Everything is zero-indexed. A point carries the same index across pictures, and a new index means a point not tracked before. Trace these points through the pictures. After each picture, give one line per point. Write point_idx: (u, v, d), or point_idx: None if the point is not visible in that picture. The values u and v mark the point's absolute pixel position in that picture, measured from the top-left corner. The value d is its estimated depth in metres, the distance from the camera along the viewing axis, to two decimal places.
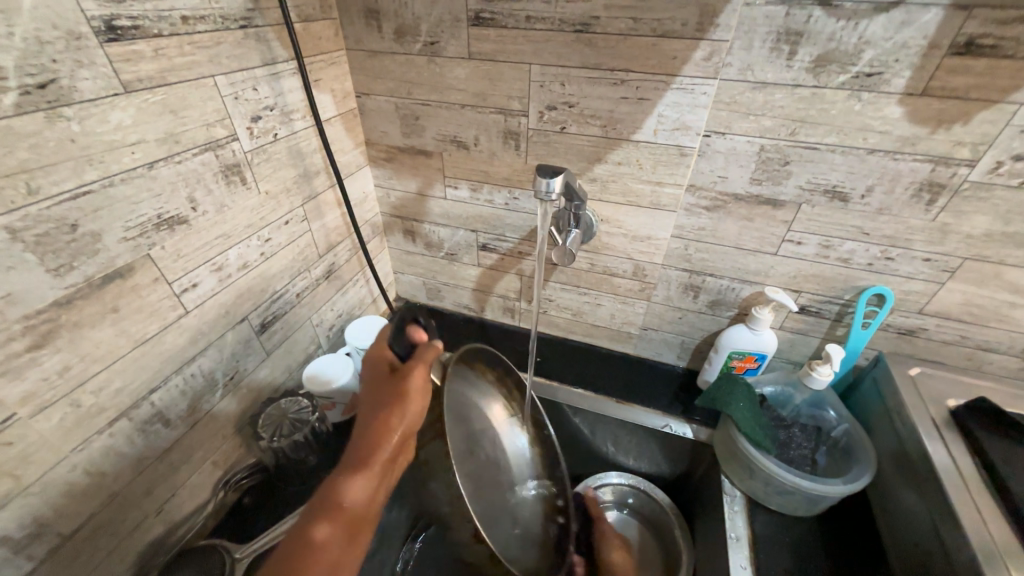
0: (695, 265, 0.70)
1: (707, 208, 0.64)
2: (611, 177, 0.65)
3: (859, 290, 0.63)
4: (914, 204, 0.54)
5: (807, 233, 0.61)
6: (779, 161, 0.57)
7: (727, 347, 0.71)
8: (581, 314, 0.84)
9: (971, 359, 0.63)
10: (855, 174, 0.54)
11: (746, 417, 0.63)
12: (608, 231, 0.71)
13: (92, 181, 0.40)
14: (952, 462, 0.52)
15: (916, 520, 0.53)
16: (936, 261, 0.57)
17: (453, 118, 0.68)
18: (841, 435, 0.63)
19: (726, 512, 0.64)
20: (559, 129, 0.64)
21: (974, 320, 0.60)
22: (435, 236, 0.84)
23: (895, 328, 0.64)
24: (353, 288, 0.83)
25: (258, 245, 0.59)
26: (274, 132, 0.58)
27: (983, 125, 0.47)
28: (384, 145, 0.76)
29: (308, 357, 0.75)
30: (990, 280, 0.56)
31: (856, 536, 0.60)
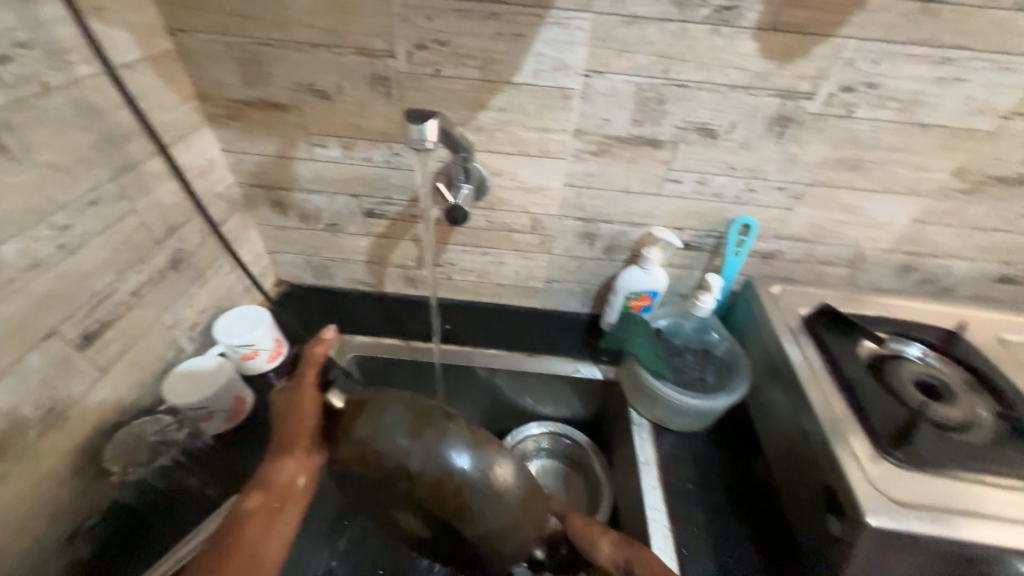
0: (588, 213, 0.70)
1: (594, 152, 0.63)
2: (496, 125, 0.61)
3: (729, 222, 0.69)
4: (769, 136, 0.59)
5: (684, 171, 0.64)
6: (656, 100, 0.57)
7: (623, 289, 0.75)
8: (486, 275, 0.81)
9: (815, 273, 0.74)
10: (720, 111, 0.57)
11: (645, 352, 0.67)
12: (501, 184, 0.68)
13: None
14: (805, 361, 0.59)
15: (780, 410, 0.60)
16: (787, 189, 0.64)
17: (305, 60, 0.58)
18: (723, 354, 0.70)
19: (636, 441, 0.68)
20: (433, 72, 0.57)
21: (816, 238, 0.69)
22: (310, 206, 0.74)
23: (759, 253, 0.72)
24: (215, 278, 0.70)
25: (51, 235, 0.45)
26: (37, 80, 0.43)
27: (819, 59, 0.52)
28: (222, 98, 0.62)
29: (165, 366, 0.62)
30: (827, 203, 0.65)
31: (742, 438, 0.68)
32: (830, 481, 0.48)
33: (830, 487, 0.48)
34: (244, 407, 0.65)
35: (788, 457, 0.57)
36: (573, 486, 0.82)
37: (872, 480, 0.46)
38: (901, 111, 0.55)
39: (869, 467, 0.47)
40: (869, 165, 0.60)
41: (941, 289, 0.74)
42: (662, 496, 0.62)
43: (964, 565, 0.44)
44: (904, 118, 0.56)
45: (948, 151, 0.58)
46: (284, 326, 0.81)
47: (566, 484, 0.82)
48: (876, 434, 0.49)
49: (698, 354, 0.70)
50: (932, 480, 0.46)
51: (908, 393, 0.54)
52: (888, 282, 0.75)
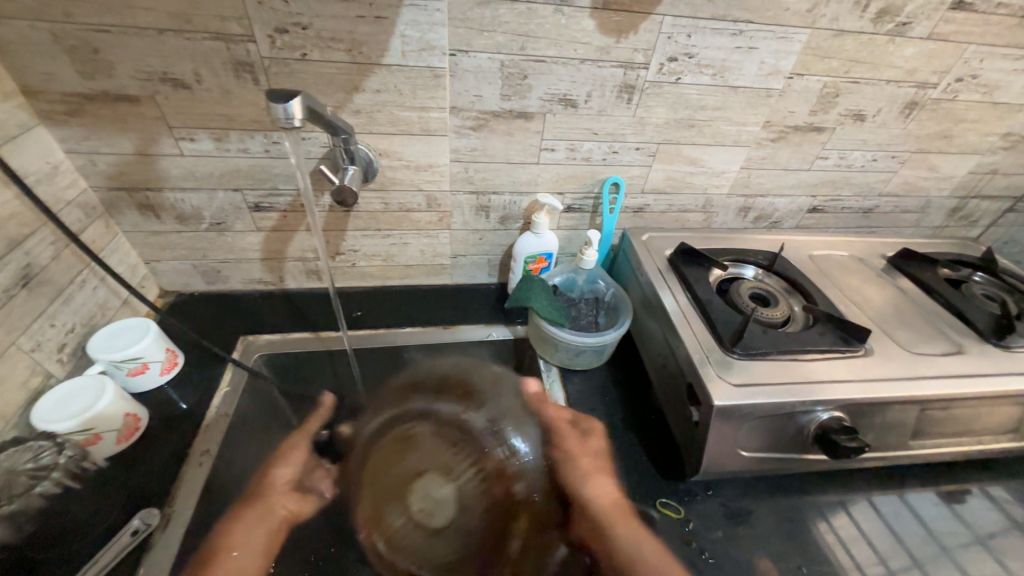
0: (478, 186, 0.75)
1: (473, 128, 0.68)
2: (375, 107, 0.63)
3: (601, 182, 0.78)
4: (620, 103, 0.68)
5: (556, 139, 0.71)
6: (519, 75, 0.63)
7: (520, 254, 0.81)
8: (391, 258, 0.83)
9: (679, 221, 0.87)
10: (576, 82, 0.65)
11: (544, 304, 0.75)
12: (390, 165, 0.70)
13: None
14: (670, 292, 0.71)
15: (655, 336, 0.71)
16: (643, 149, 0.74)
17: (153, 47, 0.54)
18: (609, 297, 0.80)
19: (546, 385, 0.76)
20: (300, 56, 0.57)
21: (673, 190, 0.81)
22: (186, 206, 0.69)
23: (630, 209, 0.83)
24: (82, 293, 0.63)
25: None
26: None
27: (646, 33, 0.61)
28: (56, 93, 0.56)
29: (31, 395, 0.56)
30: (676, 158, 0.77)
31: (630, 364, 0.78)
32: (690, 379, 0.60)
33: (690, 384, 0.60)
34: (140, 424, 0.62)
35: (662, 370, 0.68)
36: None
37: (717, 373, 0.58)
38: (716, 76, 0.67)
39: (715, 363, 0.59)
40: (702, 123, 0.73)
41: (772, 222, 0.92)
42: None
43: (785, 419, 0.57)
44: (719, 81, 0.68)
45: (756, 108, 0.72)
46: (177, 337, 0.76)
47: None
48: (720, 337, 0.62)
49: (591, 302, 0.80)
50: (759, 364, 0.59)
51: (744, 304, 0.68)
52: (734, 222, 0.90)
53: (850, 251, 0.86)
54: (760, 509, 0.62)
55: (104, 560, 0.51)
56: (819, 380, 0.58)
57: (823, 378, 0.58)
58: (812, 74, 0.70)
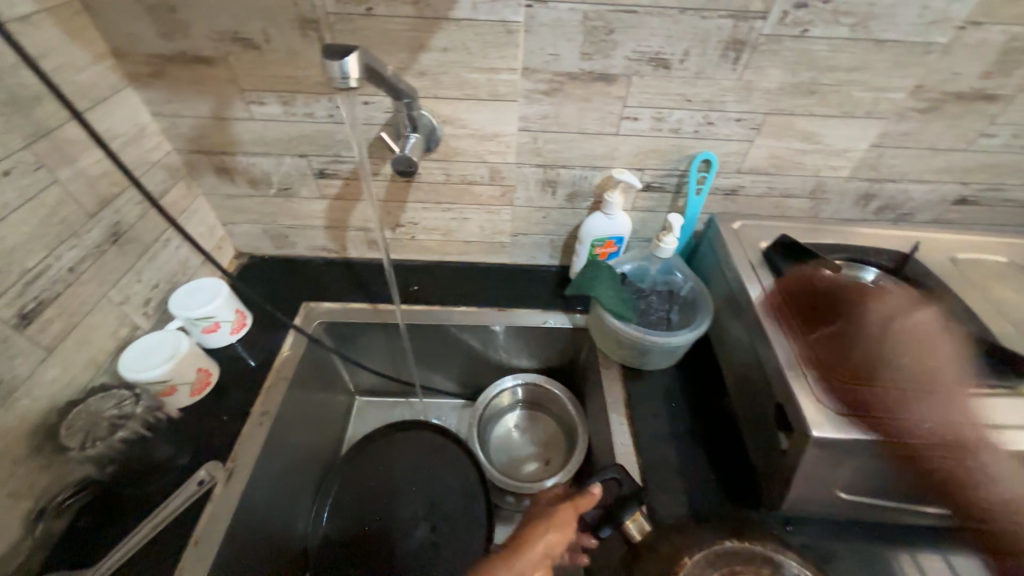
0: (548, 158, 0.68)
1: (546, 92, 0.60)
2: (441, 68, 0.58)
3: (690, 158, 0.68)
4: (723, 63, 0.57)
5: (641, 107, 0.62)
6: (604, 29, 0.54)
7: (587, 237, 0.74)
8: (450, 232, 0.80)
9: (778, 207, 0.74)
10: (672, 37, 0.55)
11: (609, 295, 0.68)
12: (454, 133, 0.65)
13: None
14: (763, 292, 0.59)
15: (738, 344, 0.61)
16: (745, 120, 0.63)
17: (225, 4, 0.53)
18: (687, 293, 0.71)
19: (604, 383, 0.70)
20: (365, 11, 0.53)
21: (777, 170, 0.69)
22: (257, 170, 0.70)
23: (721, 191, 0.72)
24: (165, 252, 0.66)
25: None
26: None
27: None
28: (142, 56, 0.57)
29: (125, 341, 0.60)
30: (787, 131, 0.64)
31: (702, 367, 0.70)
32: (780, 399, 0.50)
33: (780, 404, 0.50)
34: (210, 377, 0.64)
35: (744, 383, 0.59)
36: (552, 440, 0.86)
37: (819, 396, 0.47)
38: (855, 27, 0.53)
39: (818, 384, 0.48)
40: (826, 88, 0.59)
41: (901, 214, 0.75)
42: (630, 431, 0.64)
43: (903, 462, 0.46)
44: (859, 33, 0.54)
45: (904, 68, 0.57)
46: (248, 298, 0.80)
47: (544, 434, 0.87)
48: (836, 370, 0.49)
49: (663, 295, 0.71)
50: (875, 392, 0.48)
51: (857, 314, 0.55)
52: (849, 211, 0.75)
53: (1006, 255, 0.68)
54: (883, 550, 0.51)
55: (137, 540, 0.50)
56: (957, 419, 0.46)
57: (966, 420, 0.46)
58: (996, 22, 0.53)
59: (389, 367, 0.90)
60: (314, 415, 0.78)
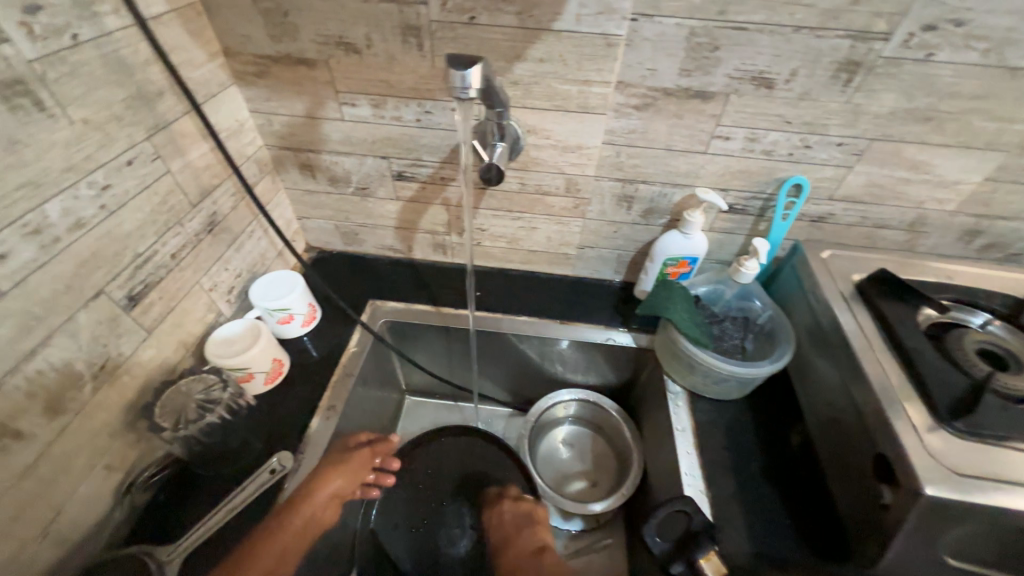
0: (628, 173, 0.67)
1: (637, 107, 0.59)
2: (534, 78, 0.58)
3: (779, 182, 0.65)
4: (833, 85, 0.54)
5: (735, 126, 0.59)
6: (709, 46, 0.53)
7: (661, 255, 0.72)
8: (516, 241, 0.80)
9: (868, 238, 0.70)
10: (781, 56, 0.52)
11: (683, 318, 0.65)
12: (537, 143, 0.65)
13: None
14: (860, 331, 0.56)
15: (828, 383, 0.58)
16: (847, 145, 0.59)
17: (334, 10, 0.54)
18: (765, 322, 0.68)
19: (670, 408, 0.68)
20: (468, 20, 0.53)
21: (874, 200, 0.65)
22: (339, 169, 0.72)
23: (809, 217, 0.68)
24: (249, 242, 0.69)
25: (92, 194, 0.44)
26: (69, 31, 0.41)
27: None
28: (250, 55, 0.59)
29: (210, 326, 0.63)
30: (891, 159, 0.60)
31: (777, 402, 0.67)
32: (881, 449, 0.48)
33: (880, 454, 0.48)
34: (282, 368, 0.66)
35: (831, 427, 0.56)
36: (602, 459, 0.84)
37: (931, 452, 0.44)
38: (989, 52, 0.49)
39: (928, 439, 0.45)
40: (944, 115, 0.55)
41: (1009, 254, 0.69)
42: (698, 462, 0.61)
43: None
44: (992, 59, 0.50)
45: None
46: (317, 291, 0.82)
47: (594, 452, 0.85)
48: (950, 422, 0.46)
49: (739, 322, 0.69)
50: (997, 451, 0.44)
51: (968, 360, 0.51)
52: (948, 247, 0.70)
53: None
54: None
55: (212, 523, 0.52)
56: None
57: None
58: None
59: (444, 370, 0.90)
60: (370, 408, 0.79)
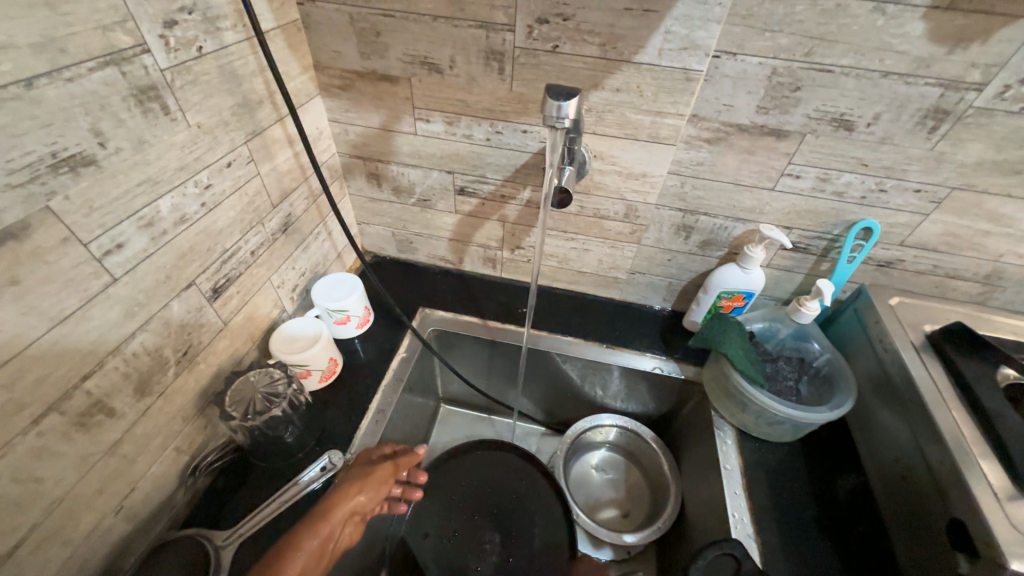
0: (690, 204, 0.67)
1: (708, 140, 0.59)
2: (608, 106, 0.59)
3: (848, 224, 0.63)
4: (917, 131, 0.53)
5: (807, 166, 0.59)
6: (790, 86, 0.53)
7: (716, 288, 0.71)
8: (567, 261, 0.80)
9: (937, 287, 0.68)
10: (865, 100, 0.52)
11: (739, 355, 0.64)
12: (601, 168, 0.65)
13: None
14: (933, 385, 0.54)
15: (897, 438, 0.56)
16: (926, 192, 0.58)
17: (423, 33, 0.57)
18: (823, 365, 0.66)
19: (718, 445, 0.66)
20: (551, 48, 0.55)
21: (949, 249, 0.63)
22: (404, 180, 0.75)
23: (875, 261, 0.67)
24: (315, 243, 0.72)
25: (195, 192, 0.47)
26: (196, 44, 0.44)
27: (1001, 44, 0.45)
28: (338, 69, 0.63)
29: (274, 321, 0.65)
30: (972, 210, 0.58)
31: (832, 451, 0.65)
32: (958, 513, 0.46)
33: (957, 518, 0.46)
34: (336, 367, 0.68)
35: (900, 485, 0.54)
36: (636, 489, 0.82)
37: (1016, 523, 0.42)
38: None
39: (1010, 507, 0.43)
40: None
41: None
42: (745, 504, 0.60)
43: None
44: None
45: None
46: (369, 294, 0.84)
47: (627, 481, 0.83)
48: None
49: (795, 363, 0.67)
50: None
51: None
52: None
53: None
54: None
55: (267, 513, 0.53)
56: None
57: None
58: None
59: (483, 382, 0.91)
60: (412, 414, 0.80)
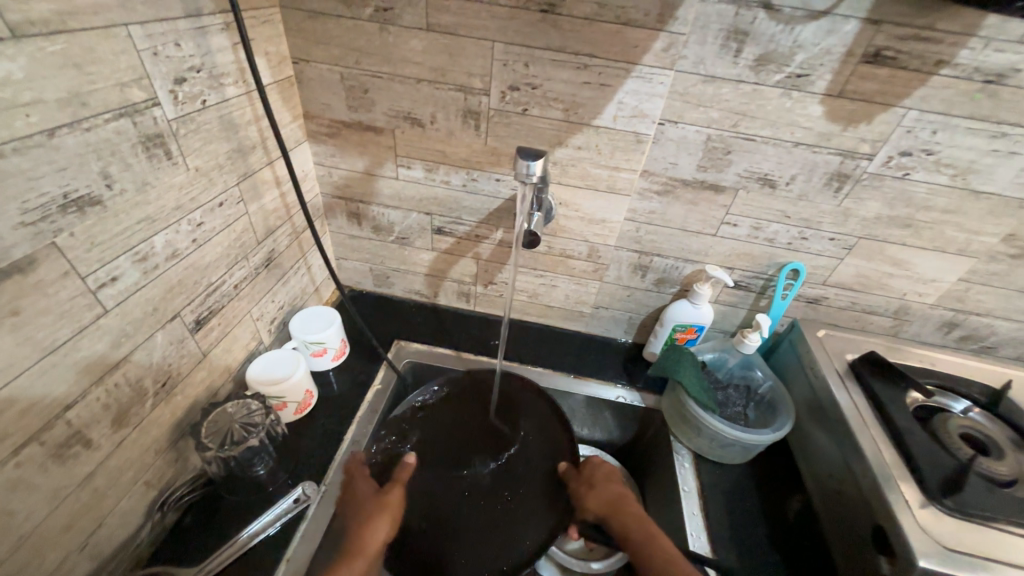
0: (645, 246, 0.75)
1: (658, 192, 0.68)
2: (571, 161, 0.67)
3: (779, 266, 0.73)
4: (826, 190, 0.63)
5: (741, 216, 0.68)
6: (722, 150, 0.62)
7: (671, 321, 0.78)
8: (537, 296, 0.86)
9: (858, 321, 0.77)
10: (783, 164, 0.62)
11: (692, 382, 0.70)
12: (566, 214, 0.73)
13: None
14: (856, 406, 0.62)
15: (830, 456, 0.63)
16: (839, 240, 0.68)
17: (408, 92, 0.64)
18: (766, 391, 0.73)
19: (677, 469, 0.71)
20: (521, 111, 0.63)
21: (863, 288, 0.73)
22: (384, 219, 0.79)
23: (805, 298, 0.76)
24: (294, 277, 0.75)
25: (188, 230, 0.50)
26: (201, 98, 0.49)
27: (881, 125, 0.57)
28: (326, 119, 0.68)
29: (251, 353, 0.67)
30: (877, 255, 0.68)
31: (777, 470, 0.71)
32: (880, 521, 0.52)
33: (879, 526, 0.52)
34: (311, 400, 0.69)
35: (834, 499, 0.61)
36: None
37: (924, 526, 0.49)
38: (954, 177, 0.59)
39: (920, 514, 0.50)
40: (921, 224, 0.64)
41: (984, 346, 0.76)
42: (703, 525, 0.64)
43: None
44: (958, 183, 0.59)
45: (1000, 217, 0.61)
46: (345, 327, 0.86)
47: None
48: (940, 498, 0.50)
49: (741, 389, 0.74)
50: (983, 531, 0.48)
51: (953, 442, 0.56)
52: (930, 336, 0.77)
53: None
54: None
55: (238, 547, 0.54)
56: None
57: None
58: None
59: None
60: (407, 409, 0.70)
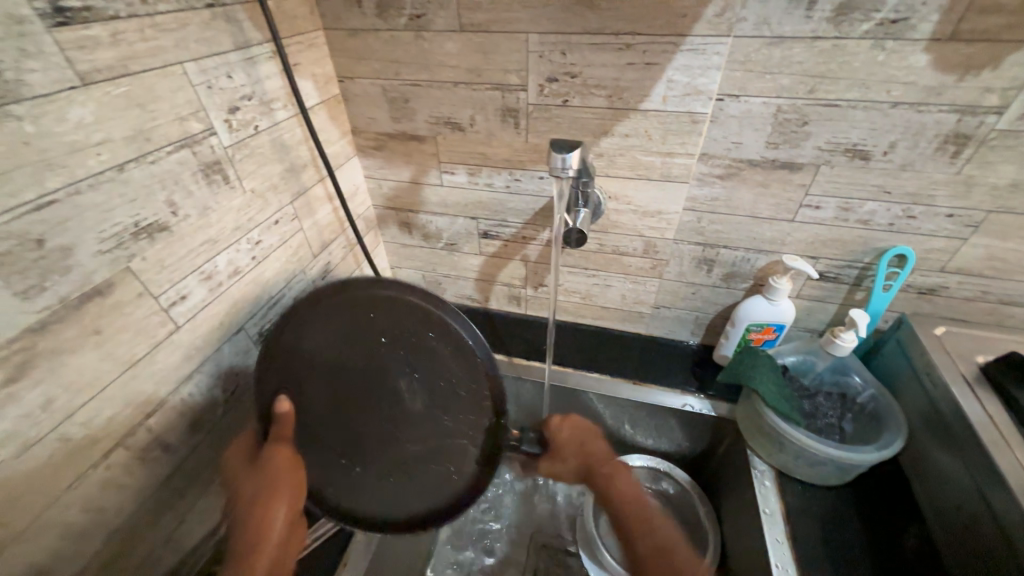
0: (709, 238, 0.67)
1: (720, 176, 0.61)
2: (619, 151, 0.62)
3: (879, 251, 0.61)
4: (938, 157, 0.52)
5: (826, 196, 0.58)
6: (797, 122, 0.54)
7: (744, 320, 0.70)
8: (590, 297, 0.81)
9: (992, 314, 0.63)
10: (877, 130, 0.52)
11: (771, 390, 0.62)
12: (617, 208, 0.68)
13: (55, 189, 0.35)
14: (992, 422, 0.50)
15: (956, 482, 0.52)
16: (960, 216, 0.56)
17: (445, 98, 0.63)
18: (867, 401, 0.62)
19: (757, 489, 0.63)
20: (561, 102, 0.60)
21: (997, 274, 0.59)
22: (433, 227, 0.80)
23: (915, 288, 0.63)
24: None
25: (248, 248, 0.54)
26: (254, 124, 0.52)
27: (1013, 68, 0.45)
28: (372, 133, 0.70)
29: None
30: (1014, 232, 0.55)
31: (884, 495, 0.60)
32: None
33: None
34: None
35: (964, 536, 0.49)
36: None
37: None
38: None
39: None
40: None
41: None
42: (791, 554, 0.56)
43: None
44: None
45: None
46: None
47: None
48: None
49: (834, 397, 0.64)
50: None
51: None
52: None
53: None
54: None
55: None
56: None
57: None
58: None
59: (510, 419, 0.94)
60: (314, 323, 0.51)
